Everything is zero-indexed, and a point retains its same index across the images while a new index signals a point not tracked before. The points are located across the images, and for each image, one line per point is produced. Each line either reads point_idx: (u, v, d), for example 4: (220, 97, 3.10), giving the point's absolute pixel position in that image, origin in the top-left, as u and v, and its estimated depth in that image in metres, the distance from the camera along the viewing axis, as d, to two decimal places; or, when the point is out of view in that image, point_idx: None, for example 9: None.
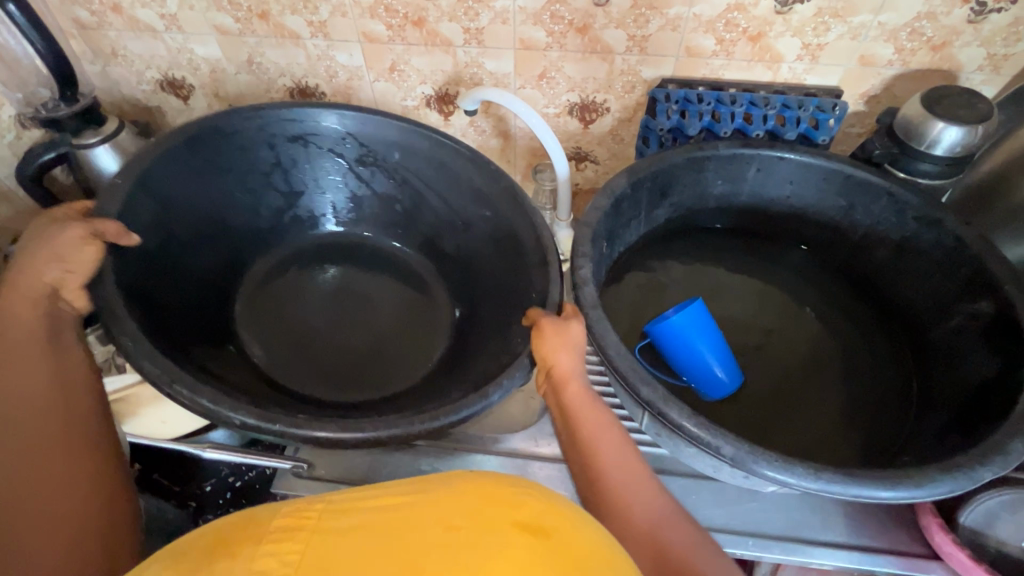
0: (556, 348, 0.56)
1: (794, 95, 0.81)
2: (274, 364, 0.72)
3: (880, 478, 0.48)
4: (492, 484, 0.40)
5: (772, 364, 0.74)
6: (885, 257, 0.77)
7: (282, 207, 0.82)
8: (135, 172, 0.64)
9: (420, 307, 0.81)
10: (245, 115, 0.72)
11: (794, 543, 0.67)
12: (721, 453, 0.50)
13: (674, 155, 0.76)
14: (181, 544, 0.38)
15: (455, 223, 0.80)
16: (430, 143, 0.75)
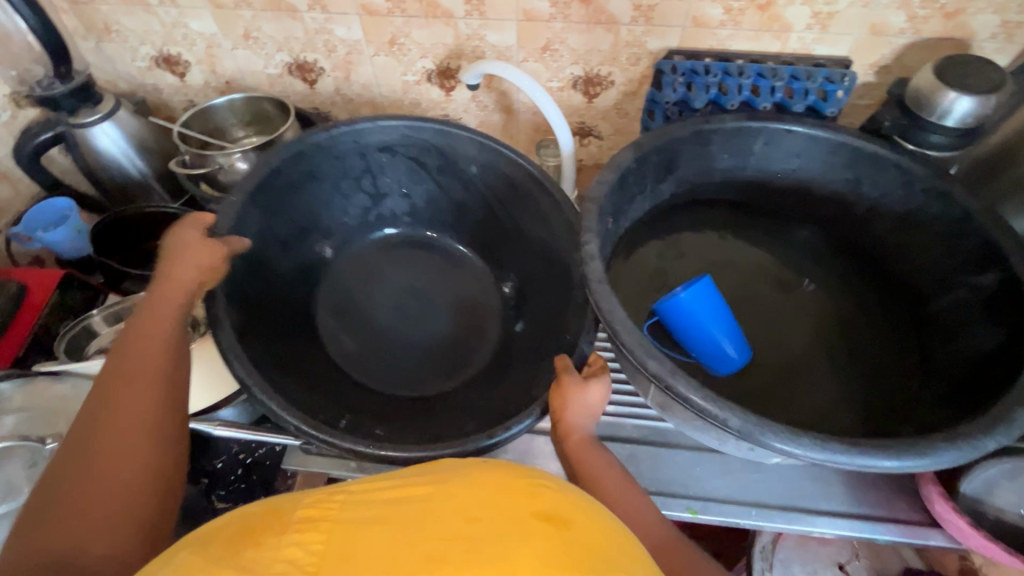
0: (569, 405, 0.63)
1: (802, 66, 0.80)
2: (362, 357, 0.80)
3: (884, 448, 0.48)
4: (507, 475, 0.41)
5: (776, 337, 0.74)
6: (889, 229, 0.77)
7: (369, 206, 0.88)
8: (247, 188, 0.71)
9: (482, 311, 0.86)
10: (342, 130, 0.77)
11: (796, 513, 0.68)
12: (728, 426, 0.50)
13: (679, 128, 0.76)
14: (204, 533, 0.39)
15: (518, 240, 0.84)
16: (502, 162, 0.78)
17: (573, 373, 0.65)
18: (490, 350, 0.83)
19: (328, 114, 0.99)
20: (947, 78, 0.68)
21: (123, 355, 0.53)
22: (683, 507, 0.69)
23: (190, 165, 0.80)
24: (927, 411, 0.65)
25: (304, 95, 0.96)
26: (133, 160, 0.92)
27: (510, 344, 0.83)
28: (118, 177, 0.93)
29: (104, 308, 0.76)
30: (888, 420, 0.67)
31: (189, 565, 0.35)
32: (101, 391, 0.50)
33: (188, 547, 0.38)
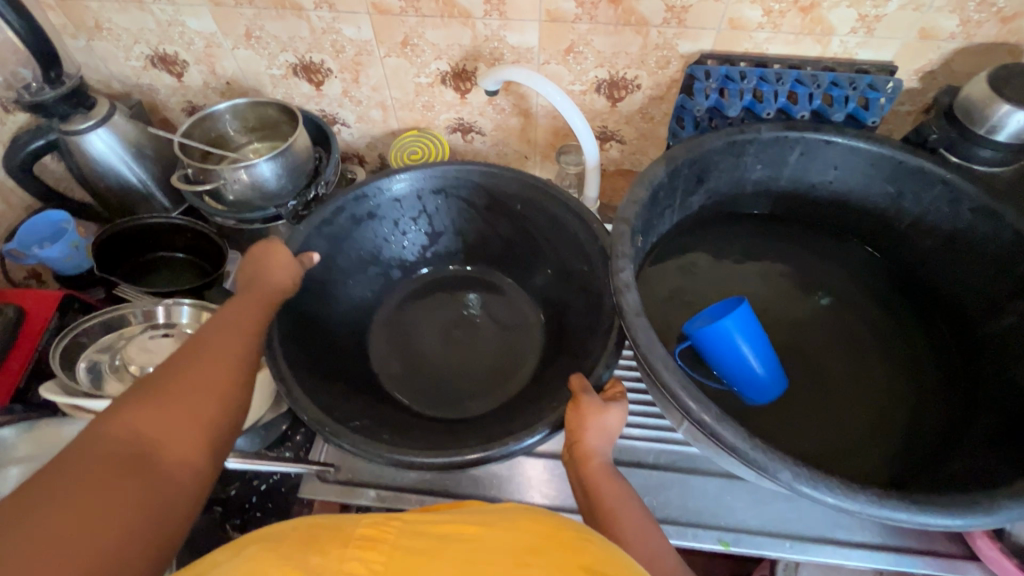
0: (587, 427, 0.60)
1: (844, 72, 0.75)
2: (419, 384, 0.83)
3: (946, 505, 0.45)
4: (561, 527, 0.41)
5: (808, 357, 0.72)
6: (932, 247, 0.74)
7: (426, 245, 0.92)
8: (314, 225, 0.77)
9: (519, 337, 0.87)
10: (400, 177, 0.81)
11: (829, 545, 0.66)
12: (778, 480, 0.47)
13: (713, 139, 0.72)
14: (276, 531, 0.39)
15: (560, 269, 0.84)
16: (546, 196, 0.79)
17: (591, 395, 0.63)
18: (525, 376, 0.83)
19: (335, 117, 0.94)
20: (1004, 90, 0.64)
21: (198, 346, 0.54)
22: (714, 539, 0.67)
23: (193, 179, 0.76)
24: (977, 446, 0.62)
25: (310, 96, 0.90)
26: (131, 167, 0.88)
27: (542, 368, 0.82)
28: (115, 186, 0.89)
29: (100, 314, 0.73)
30: (929, 454, 0.64)
31: (255, 558, 0.36)
32: (179, 366, 0.51)
33: (256, 540, 0.38)
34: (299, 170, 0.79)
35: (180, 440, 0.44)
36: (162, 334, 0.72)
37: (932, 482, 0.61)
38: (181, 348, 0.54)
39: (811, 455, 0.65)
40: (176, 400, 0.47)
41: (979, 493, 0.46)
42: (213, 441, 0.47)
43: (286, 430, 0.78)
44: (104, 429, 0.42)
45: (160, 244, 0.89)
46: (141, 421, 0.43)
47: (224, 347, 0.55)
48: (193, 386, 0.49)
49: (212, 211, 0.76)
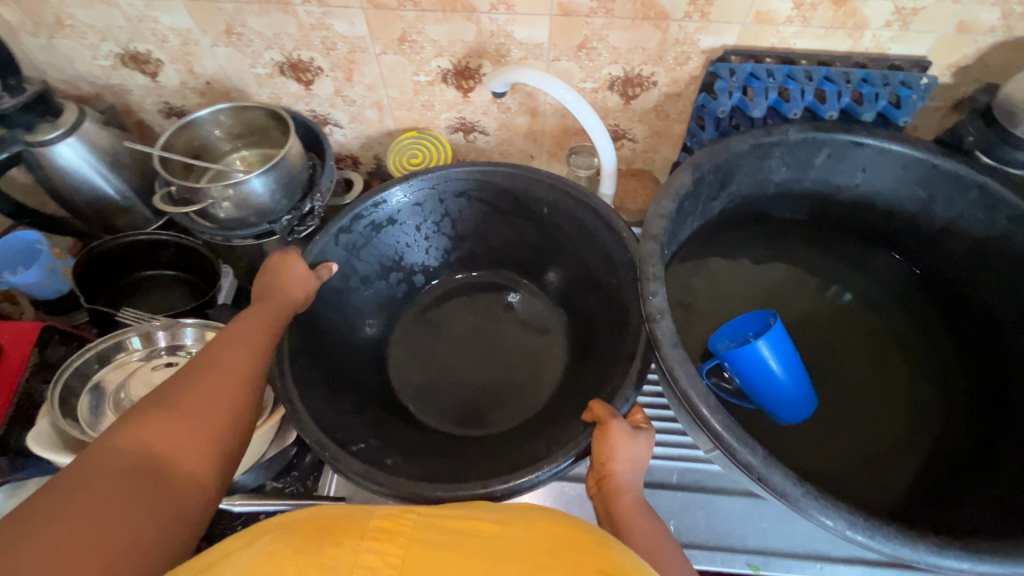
0: (616, 457, 0.54)
1: (876, 69, 0.71)
2: (444, 398, 0.80)
3: (1000, 554, 0.45)
4: (579, 528, 0.39)
5: (831, 369, 0.70)
6: (962, 254, 0.71)
7: (448, 248, 0.88)
8: (332, 230, 0.73)
9: (544, 345, 0.84)
10: (423, 178, 0.76)
11: (860, 565, 0.65)
12: (824, 524, 0.46)
13: (738, 142, 0.67)
14: (288, 520, 0.39)
15: (586, 277, 0.79)
16: (575, 202, 0.74)
17: (619, 420, 0.56)
18: (549, 387, 0.80)
19: (326, 117, 0.87)
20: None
21: (210, 357, 0.51)
22: (744, 563, 0.65)
23: (177, 196, 0.70)
24: (1013, 468, 0.60)
25: (299, 96, 0.84)
26: (107, 179, 0.81)
27: (565, 384, 0.78)
28: (90, 199, 0.82)
29: (94, 346, 0.68)
30: (957, 477, 0.63)
31: (271, 549, 0.35)
32: (187, 381, 0.47)
33: (271, 530, 0.38)
34: (293, 182, 0.73)
35: (191, 455, 0.43)
36: (166, 365, 0.69)
37: (964, 508, 0.60)
38: (196, 358, 0.51)
39: (839, 476, 0.64)
40: (188, 421, 0.44)
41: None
42: (224, 459, 0.45)
43: (293, 456, 0.74)
44: (113, 441, 0.40)
45: (145, 262, 0.84)
46: (153, 439, 0.41)
47: (237, 363, 0.52)
48: (206, 402, 0.46)
49: (198, 229, 0.71)
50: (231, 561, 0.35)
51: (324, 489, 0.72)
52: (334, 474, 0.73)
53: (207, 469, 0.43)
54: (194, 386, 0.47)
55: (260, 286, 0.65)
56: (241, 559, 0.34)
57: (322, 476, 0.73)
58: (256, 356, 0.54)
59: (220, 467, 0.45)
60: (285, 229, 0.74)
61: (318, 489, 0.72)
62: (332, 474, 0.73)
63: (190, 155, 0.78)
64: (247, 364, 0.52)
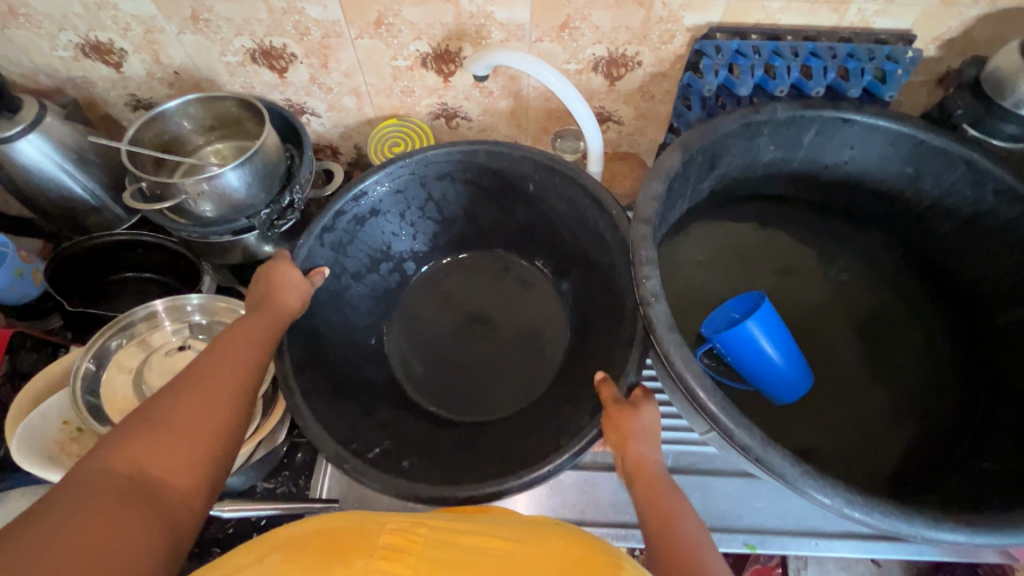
0: (624, 436, 0.54)
1: (862, 44, 0.70)
2: (442, 384, 0.80)
3: (993, 525, 0.46)
4: (593, 550, 0.38)
5: (819, 349, 0.71)
6: (950, 230, 0.71)
7: (435, 232, 0.86)
8: (315, 227, 0.71)
9: (541, 324, 0.84)
10: (401, 165, 0.74)
11: (853, 539, 0.66)
12: (821, 503, 0.46)
13: (727, 121, 0.66)
14: (297, 539, 0.38)
15: (585, 266, 0.78)
16: (561, 178, 0.72)
17: (619, 402, 0.56)
18: (547, 373, 0.79)
19: (302, 106, 0.84)
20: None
21: (207, 361, 0.50)
22: (741, 543, 0.66)
23: (149, 192, 0.68)
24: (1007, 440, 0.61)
25: (273, 85, 0.81)
26: (75, 177, 0.77)
27: (562, 371, 0.78)
28: (57, 198, 0.78)
29: (98, 338, 0.67)
30: (950, 452, 0.64)
31: (281, 569, 0.35)
32: (181, 386, 0.46)
33: (283, 546, 0.37)
34: (270, 174, 0.70)
35: (184, 461, 0.41)
36: (180, 348, 0.71)
37: (959, 482, 0.61)
38: (193, 361, 0.50)
39: (834, 453, 0.65)
40: (180, 428, 0.43)
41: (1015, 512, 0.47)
42: (215, 466, 0.44)
43: (283, 455, 0.73)
44: (98, 462, 0.39)
45: (128, 262, 0.82)
46: (144, 450, 0.40)
47: (226, 369, 0.50)
48: (196, 413, 0.45)
49: (175, 227, 0.68)
50: None
51: (316, 491, 0.71)
52: (326, 474, 0.71)
53: (197, 483, 0.42)
54: (189, 391, 0.46)
55: (255, 288, 0.63)
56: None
57: (313, 476, 0.72)
58: (251, 359, 0.53)
59: (210, 474, 0.43)
60: (265, 224, 0.71)
61: (310, 490, 0.71)
62: (325, 472, 0.72)
63: (161, 149, 0.75)
64: (236, 369, 0.51)
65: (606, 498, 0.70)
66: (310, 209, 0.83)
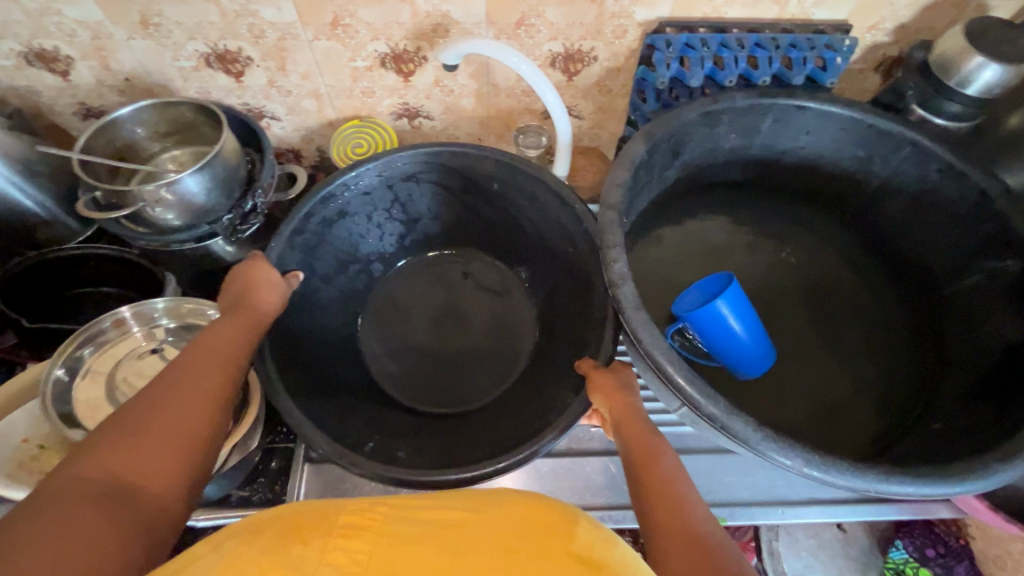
0: (605, 399, 0.58)
1: (803, 34, 0.73)
2: (419, 379, 0.80)
3: (940, 476, 0.49)
4: (549, 507, 0.40)
5: (781, 326, 0.74)
6: (899, 209, 0.76)
7: (402, 233, 0.87)
8: (284, 232, 0.70)
9: (509, 316, 0.85)
10: (368, 167, 0.74)
11: (817, 505, 0.69)
12: (784, 464, 0.49)
13: (688, 111, 0.68)
14: (257, 521, 0.38)
15: (552, 259, 0.80)
16: (523, 176, 0.74)
17: (599, 368, 0.61)
18: (521, 365, 0.81)
19: (262, 110, 0.84)
20: (974, 42, 0.63)
21: (185, 359, 0.51)
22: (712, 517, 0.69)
23: (104, 202, 0.66)
24: (955, 400, 0.66)
25: (230, 89, 0.80)
26: (24, 190, 0.75)
27: (538, 363, 0.80)
28: (5, 213, 0.76)
29: (70, 340, 0.66)
30: (906, 418, 0.68)
31: (237, 552, 0.35)
32: (159, 386, 0.47)
33: (239, 531, 0.37)
34: (230, 179, 0.69)
35: (163, 454, 0.42)
36: (153, 351, 0.69)
37: (913, 442, 0.65)
38: (171, 361, 0.51)
39: (796, 422, 0.68)
40: (157, 426, 0.43)
41: (956, 464, 0.50)
42: (194, 460, 0.44)
43: (258, 463, 0.72)
44: (71, 467, 0.38)
45: (86, 277, 0.80)
46: (119, 448, 0.40)
47: (201, 371, 0.50)
48: (172, 416, 0.44)
49: (133, 236, 0.67)
50: (195, 565, 0.34)
51: (293, 495, 0.70)
52: (303, 477, 0.71)
53: (176, 483, 0.42)
54: (166, 389, 0.46)
55: (233, 282, 0.64)
56: (206, 563, 0.34)
57: (289, 480, 0.71)
58: (232, 357, 0.54)
59: (189, 468, 0.43)
60: (227, 229, 0.70)
61: (286, 495, 0.70)
62: (302, 475, 0.71)
63: (115, 156, 0.73)
64: (212, 371, 0.51)
65: (583, 483, 0.72)
66: (274, 213, 0.82)
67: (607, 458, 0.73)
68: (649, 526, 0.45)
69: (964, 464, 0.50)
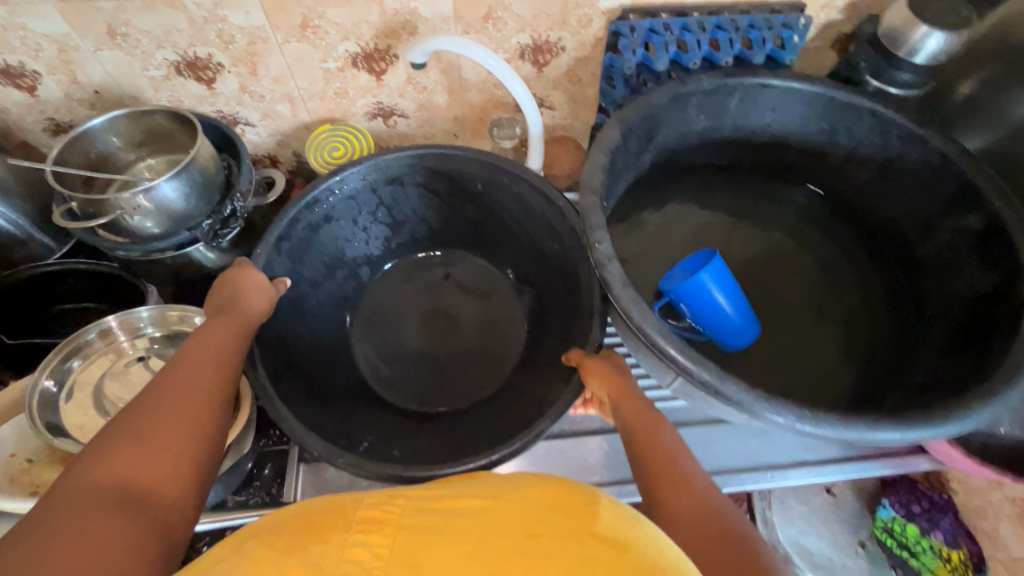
0: (602, 382, 0.59)
1: (759, 14, 0.76)
2: (413, 378, 0.81)
3: (924, 422, 0.51)
4: (571, 490, 0.40)
5: (763, 297, 0.77)
6: (867, 175, 0.79)
7: (388, 236, 0.87)
8: (269, 239, 0.70)
9: (499, 312, 0.87)
10: (352, 172, 0.74)
11: (804, 467, 0.72)
12: (779, 422, 0.51)
13: (658, 95, 0.70)
14: (271, 525, 0.38)
15: (535, 250, 0.81)
16: (507, 175, 0.75)
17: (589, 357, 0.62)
18: (513, 358, 0.82)
19: (235, 116, 0.84)
20: (921, 13, 0.66)
21: (178, 368, 0.51)
22: None
23: (81, 212, 0.65)
24: (933, 354, 0.68)
25: (202, 97, 0.80)
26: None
27: (530, 351, 0.81)
28: None
29: (56, 350, 0.65)
30: (888, 375, 0.71)
31: (257, 553, 0.35)
32: (154, 395, 0.47)
33: (257, 534, 0.37)
34: (208, 184, 0.69)
35: (165, 461, 0.42)
36: (139, 359, 0.69)
37: (896, 396, 0.68)
38: (164, 369, 0.50)
39: (783, 388, 0.70)
40: (156, 434, 0.43)
41: (937, 409, 0.52)
42: (195, 467, 0.44)
43: (252, 468, 0.72)
44: (76, 478, 0.38)
45: (65, 293, 0.79)
46: (120, 460, 0.40)
47: (199, 377, 0.50)
48: (173, 422, 0.45)
49: (112, 246, 0.67)
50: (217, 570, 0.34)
51: (289, 496, 0.70)
52: (298, 477, 0.71)
53: (181, 491, 0.42)
54: (163, 398, 0.46)
55: (221, 288, 0.64)
56: (226, 567, 0.34)
57: (286, 482, 0.71)
58: (226, 365, 0.54)
59: (193, 475, 0.43)
60: (208, 235, 0.70)
61: (283, 497, 0.70)
62: (297, 475, 0.71)
63: (89, 168, 0.73)
64: (209, 376, 0.51)
65: (578, 463, 0.73)
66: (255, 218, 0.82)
67: (600, 437, 0.75)
68: (652, 501, 0.47)
69: (945, 407, 0.53)
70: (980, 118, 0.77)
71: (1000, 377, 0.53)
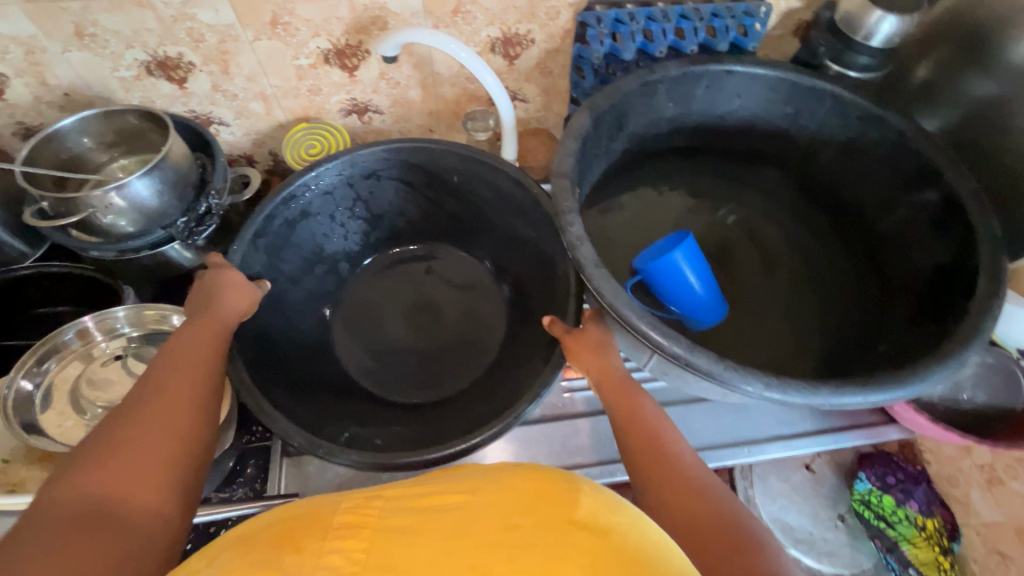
0: (583, 361, 0.60)
1: (722, 2, 0.78)
2: (395, 370, 0.81)
3: (886, 384, 0.53)
4: (551, 480, 0.41)
5: (735, 277, 0.79)
6: (831, 156, 0.81)
7: (366, 230, 0.88)
8: (246, 234, 0.70)
9: (479, 303, 0.88)
10: (327, 166, 0.75)
11: (779, 441, 0.74)
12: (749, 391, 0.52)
13: (626, 83, 0.72)
14: (248, 534, 0.39)
15: (512, 240, 0.83)
16: (481, 166, 0.76)
17: (572, 331, 0.62)
18: (494, 347, 0.83)
19: (209, 116, 0.84)
20: None
21: (158, 370, 0.51)
22: None
23: (52, 212, 0.65)
24: (898, 326, 0.71)
25: (175, 96, 0.80)
26: None
27: (510, 339, 0.82)
28: None
29: (30, 351, 0.65)
30: (856, 348, 0.73)
31: (231, 564, 0.35)
32: (135, 400, 0.47)
33: (232, 545, 0.37)
34: (181, 182, 0.69)
35: (147, 460, 0.42)
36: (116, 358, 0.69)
37: (864, 367, 0.70)
38: (144, 373, 0.51)
39: (756, 364, 0.72)
40: (136, 434, 0.43)
41: (898, 372, 0.54)
42: (178, 464, 0.44)
43: (234, 465, 0.72)
44: (56, 488, 0.38)
45: (40, 297, 0.78)
46: (100, 463, 0.40)
47: (177, 377, 0.50)
48: (152, 421, 0.45)
49: (84, 246, 0.66)
50: None
51: (273, 489, 0.70)
52: (282, 471, 0.71)
53: (166, 488, 0.42)
54: (142, 402, 0.46)
55: (200, 286, 0.64)
56: None
57: (269, 477, 0.71)
58: (206, 364, 0.54)
59: (177, 471, 0.43)
60: (183, 233, 0.70)
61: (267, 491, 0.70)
62: (281, 469, 0.72)
63: (61, 168, 0.73)
64: (190, 379, 0.51)
65: (560, 446, 0.74)
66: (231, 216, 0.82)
67: (581, 420, 0.76)
68: (637, 476, 0.49)
69: (906, 370, 0.55)
70: (936, 99, 0.79)
71: (956, 340, 0.56)
